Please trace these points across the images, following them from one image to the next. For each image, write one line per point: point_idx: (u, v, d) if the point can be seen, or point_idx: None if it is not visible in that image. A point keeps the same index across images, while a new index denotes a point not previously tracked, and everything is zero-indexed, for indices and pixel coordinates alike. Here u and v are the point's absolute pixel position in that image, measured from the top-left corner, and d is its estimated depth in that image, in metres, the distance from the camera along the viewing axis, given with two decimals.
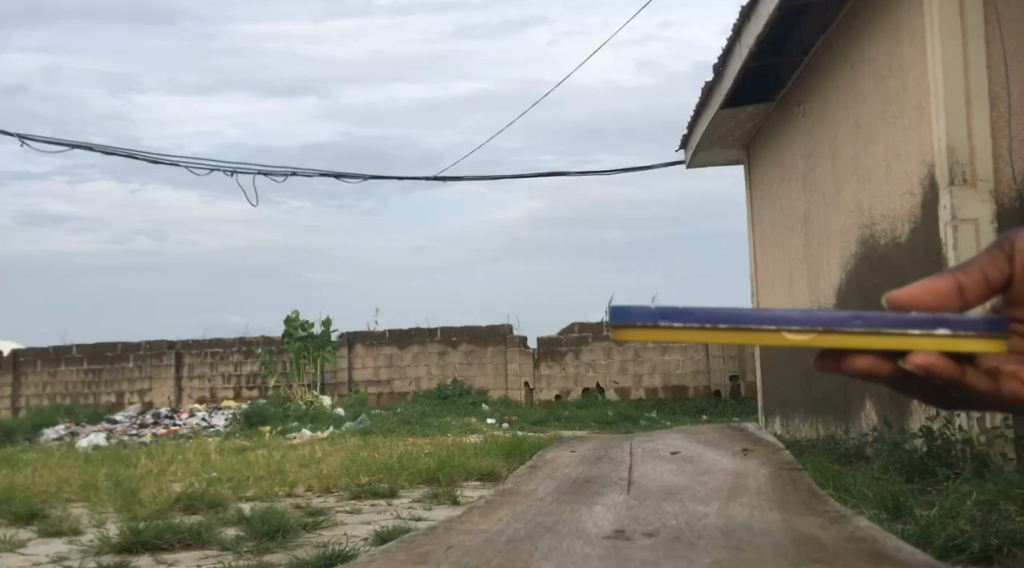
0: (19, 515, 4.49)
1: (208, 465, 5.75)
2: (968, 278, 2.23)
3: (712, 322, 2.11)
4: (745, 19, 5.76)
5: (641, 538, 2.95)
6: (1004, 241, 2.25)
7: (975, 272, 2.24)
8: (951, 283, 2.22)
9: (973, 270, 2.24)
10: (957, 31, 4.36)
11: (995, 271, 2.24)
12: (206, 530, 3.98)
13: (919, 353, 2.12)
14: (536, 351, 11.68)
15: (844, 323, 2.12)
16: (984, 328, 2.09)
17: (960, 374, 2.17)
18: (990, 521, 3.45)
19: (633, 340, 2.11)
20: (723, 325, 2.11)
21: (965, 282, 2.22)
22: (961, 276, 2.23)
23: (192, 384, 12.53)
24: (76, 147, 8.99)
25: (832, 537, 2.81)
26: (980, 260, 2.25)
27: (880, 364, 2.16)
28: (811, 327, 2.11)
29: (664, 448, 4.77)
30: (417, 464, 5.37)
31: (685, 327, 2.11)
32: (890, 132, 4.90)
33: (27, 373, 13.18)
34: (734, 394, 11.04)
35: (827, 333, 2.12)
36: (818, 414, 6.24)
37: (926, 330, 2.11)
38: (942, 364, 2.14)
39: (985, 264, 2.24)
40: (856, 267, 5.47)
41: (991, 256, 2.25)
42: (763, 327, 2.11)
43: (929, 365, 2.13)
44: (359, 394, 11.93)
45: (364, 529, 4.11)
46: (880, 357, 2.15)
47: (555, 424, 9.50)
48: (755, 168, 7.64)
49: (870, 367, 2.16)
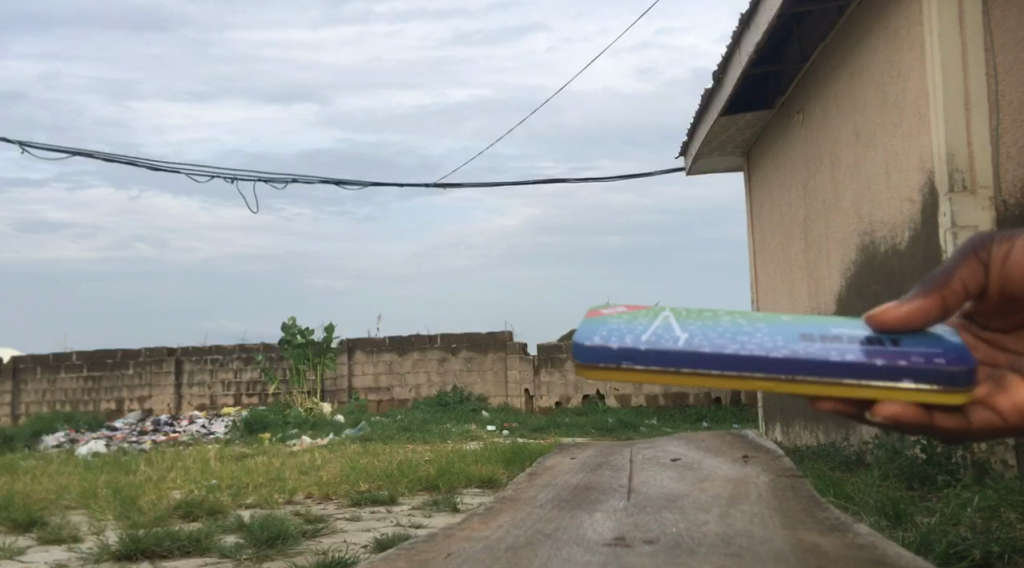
0: (18, 522, 4.48)
1: (207, 472, 5.73)
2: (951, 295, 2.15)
3: (672, 365, 2.02)
4: (743, 24, 5.75)
5: (641, 546, 2.94)
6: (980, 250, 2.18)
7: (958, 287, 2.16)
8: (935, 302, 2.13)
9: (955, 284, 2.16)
10: (956, 39, 4.36)
11: (974, 283, 2.17)
12: (206, 536, 3.98)
13: (886, 405, 2.05)
14: (536, 358, 11.70)
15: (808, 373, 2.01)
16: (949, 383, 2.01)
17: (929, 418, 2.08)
18: (991, 529, 3.45)
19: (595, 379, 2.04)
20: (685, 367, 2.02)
21: (947, 300, 2.15)
22: (943, 293, 2.15)
23: (192, 391, 12.53)
24: (77, 154, 9.01)
25: (833, 544, 2.80)
26: (959, 273, 2.17)
27: (846, 409, 2.07)
28: (774, 373, 2.02)
29: (664, 455, 4.76)
30: (416, 471, 5.37)
31: (647, 368, 2.02)
32: (890, 140, 4.90)
33: (26, 380, 13.13)
34: (734, 401, 11.05)
35: (792, 382, 2.01)
36: (818, 421, 6.25)
37: (889, 382, 2.01)
38: (915, 416, 2.05)
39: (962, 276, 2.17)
40: (856, 274, 5.47)
41: (968, 268, 2.17)
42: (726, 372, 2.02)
43: (897, 415, 2.05)
44: (359, 401, 11.92)
45: (364, 536, 4.12)
46: (843, 403, 2.06)
47: (555, 431, 9.51)
48: (755, 174, 7.64)
49: (834, 410, 2.07)
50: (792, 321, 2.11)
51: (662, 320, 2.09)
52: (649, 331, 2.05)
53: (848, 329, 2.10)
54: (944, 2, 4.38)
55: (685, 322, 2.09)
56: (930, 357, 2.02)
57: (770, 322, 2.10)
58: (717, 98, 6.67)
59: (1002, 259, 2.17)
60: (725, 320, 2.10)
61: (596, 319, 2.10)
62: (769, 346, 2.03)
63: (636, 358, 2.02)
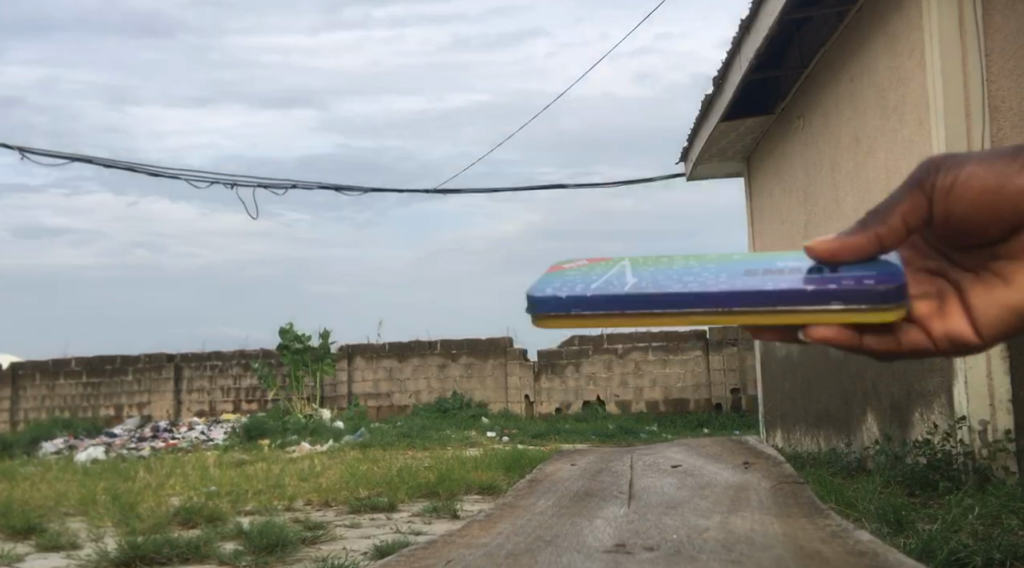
0: (17, 528, 4.47)
1: (207, 478, 5.70)
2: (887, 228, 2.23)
3: (619, 309, 2.04)
4: (743, 30, 5.74)
5: (641, 552, 2.93)
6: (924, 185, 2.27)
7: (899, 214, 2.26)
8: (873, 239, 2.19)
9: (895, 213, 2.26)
10: (957, 46, 4.36)
11: (913, 216, 2.26)
12: (205, 544, 3.95)
13: (818, 328, 2.11)
14: (536, 364, 11.67)
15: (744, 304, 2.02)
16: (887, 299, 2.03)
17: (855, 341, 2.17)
18: (992, 536, 3.44)
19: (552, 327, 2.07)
20: (630, 312, 2.04)
21: (884, 236, 2.21)
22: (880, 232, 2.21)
23: (192, 397, 12.53)
24: (76, 161, 9.00)
25: (834, 550, 2.79)
26: (898, 208, 2.26)
27: (784, 334, 2.14)
28: (711, 308, 2.02)
29: (664, 461, 4.75)
30: (417, 477, 5.35)
31: (592, 314, 2.04)
32: (890, 145, 4.89)
33: (26, 386, 13.09)
34: (734, 407, 10.99)
35: (729, 314, 2.03)
36: (818, 426, 6.25)
37: (819, 308, 2.03)
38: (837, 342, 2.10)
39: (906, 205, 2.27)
40: None
41: (909, 202, 2.27)
42: (670, 313, 2.03)
43: (827, 337, 2.12)
44: (359, 407, 11.90)
45: (364, 542, 4.10)
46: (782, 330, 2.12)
47: (556, 437, 9.49)
48: (755, 180, 7.63)
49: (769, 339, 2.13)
50: (740, 261, 2.12)
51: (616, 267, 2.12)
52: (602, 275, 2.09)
53: (794, 266, 2.11)
54: (944, 7, 4.38)
55: (637, 268, 2.11)
56: (873, 281, 2.04)
57: (724, 263, 2.12)
58: (717, 104, 6.67)
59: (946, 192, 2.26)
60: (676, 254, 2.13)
61: (554, 269, 2.14)
62: (710, 277, 2.06)
63: (586, 304, 2.05)
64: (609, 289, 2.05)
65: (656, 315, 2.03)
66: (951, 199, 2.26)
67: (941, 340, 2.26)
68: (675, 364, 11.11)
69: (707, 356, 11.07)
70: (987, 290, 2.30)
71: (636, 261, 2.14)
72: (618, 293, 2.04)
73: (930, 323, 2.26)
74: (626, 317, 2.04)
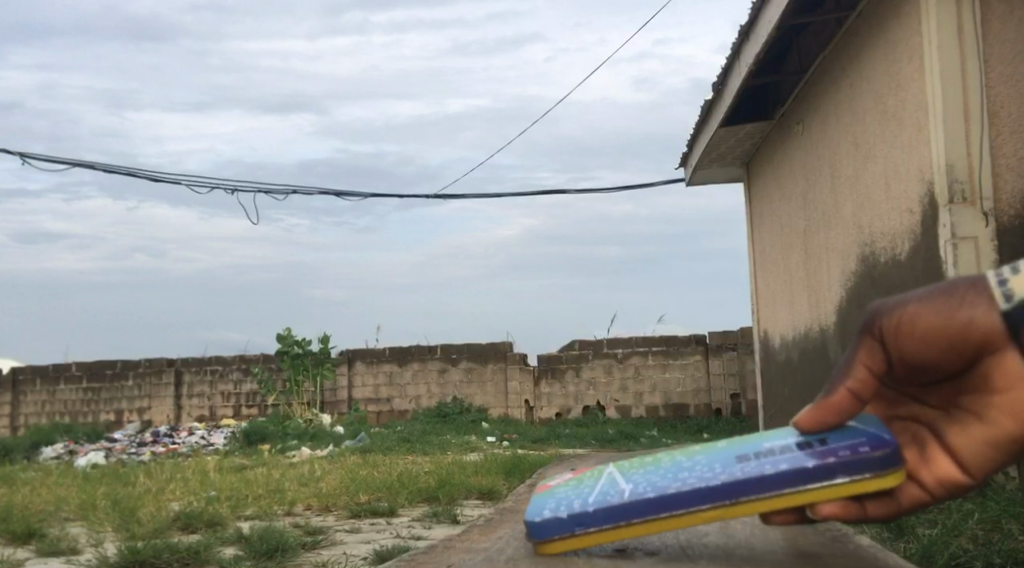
0: (17, 534, 4.47)
1: (206, 484, 5.70)
2: (851, 386, 2.30)
3: (630, 518, 2.63)
4: (743, 36, 5.74)
5: (641, 556, 2.92)
6: (876, 331, 2.25)
7: (858, 365, 2.28)
8: (844, 394, 2.31)
9: (853, 365, 2.28)
10: (956, 51, 4.36)
11: (875, 364, 2.26)
12: (205, 549, 3.96)
13: (824, 503, 2.45)
14: (536, 369, 11.67)
15: (747, 493, 2.51)
16: (848, 470, 2.42)
17: (863, 509, 2.43)
18: (992, 541, 3.45)
19: (555, 547, 2.77)
20: (636, 519, 2.62)
21: (854, 388, 2.30)
22: (849, 382, 2.30)
23: (192, 402, 12.53)
24: (77, 167, 9.01)
25: (833, 557, 2.80)
26: (858, 356, 2.27)
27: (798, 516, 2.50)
28: (717, 502, 2.54)
29: None
30: (417, 482, 5.35)
31: (600, 530, 2.67)
32: (890, 150, 4.89)
33: (26, 392, 13.10)
34: (734, 412, 10.96)
35: (733, 505, 2.52)
36: None
37: (822, 483, 2.44)
38: (848, 511, 2.44)
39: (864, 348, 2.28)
40: (856, 284, 5.43)
41: (867, 348, 2.27)
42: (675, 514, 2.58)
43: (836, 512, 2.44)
44: (359, 412, 11.90)
45: (364, 548, 4.10)
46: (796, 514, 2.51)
47: (556, 442, 9.51)
48: (755, 185, 7.62)
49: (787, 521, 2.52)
50: (730, 451, 2.60)
51: (607, 483, 2.72)
52: (589, 492, 2.72)
53: (784, 445, 2.53)
54: (943, 12, 4.38)
55: (628, 478, 2.69)
56: (838, 455, 2.42)
57: (708, 457, 2.61)
58: (717, 108, 6.66)
59: (896, 339, 2.23)
60: (658, 463, 2.67)
61: (553, 493, 2.80)
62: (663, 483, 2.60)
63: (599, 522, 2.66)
64: (608, 501, 2.67)
65: (618, 528, 2.65)
66: (898, 344, 2.22)
67: (934, 487, 2.37)
68: (675, 369, 11.10)
69: (707, 361, 11.07)
70: (964, 429, 2.31)
71: (626, 473, 2.72)
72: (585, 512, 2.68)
73: (917, 474, 2.39)
74: (633, 524, 2.63)
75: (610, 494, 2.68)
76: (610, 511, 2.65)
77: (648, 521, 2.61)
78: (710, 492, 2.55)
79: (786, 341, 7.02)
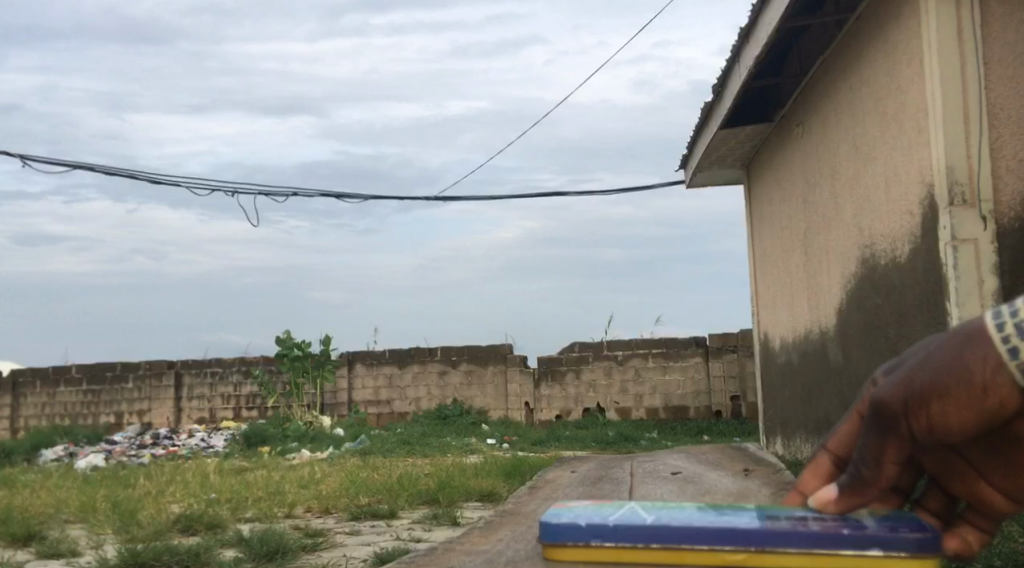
0: (16, 536, 4.47)
1: (207, 486, 5.69)
2: (882, 483, 2.31)
3: (647, 541, 2.42)
4: (742, 38, 5.74)
5: None
6: (900, 427, 2.25)
7: (887, 464, 2.28)
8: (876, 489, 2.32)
9: (882, 464, 2.28)
10: (956, 54, 4.37)
11: (901, 456, 2.27)
12: (205, 551, 3.96)
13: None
14: (536, 371, 11.66)
15: (779, 544, 2.37)
16: (884, 546, 2.34)
17: None
18: (992, 542, 3.47)
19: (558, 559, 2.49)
20: (654, 545, 2.42)
21: (886, 482, 2.30)
22: (881, 480, 2.30)
23: (192, 405, 12.53)
24: (77, 168, 9.01)
25: None
26: (884, 453, 2.28)
27: None
28: (744, 546, 2.39)
29: (664, 469, 4.74)
30: (417, 485, 5.35)
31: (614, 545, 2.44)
32: (891, 153, 4.89)
33: (26, 394, 13.11)
34: (734, 415, 10.95)
35: (759, 554, 2.38)
36: (818, 434, 6.25)
37: (857, 550, 2.35)
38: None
39: (887, 443, 2.28)
40: (856, 287, 5.43)
41: (894, 446, 2.26)
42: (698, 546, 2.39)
43: None
44: (359, 414, 11.89)
45: (364, 550, 4.10)
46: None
47: (556, 444, 9.51)
48: (755, 188, 7.62)
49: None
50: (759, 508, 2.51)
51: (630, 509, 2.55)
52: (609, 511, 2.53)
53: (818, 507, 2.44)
54: (943, 15, 4.38)
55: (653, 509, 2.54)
56: (876, 529, 2.35)
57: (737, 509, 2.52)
58: (716, 111, 6.66)
59: (925, 429, 2.23)
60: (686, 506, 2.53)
61: (569, 505, 2.60)
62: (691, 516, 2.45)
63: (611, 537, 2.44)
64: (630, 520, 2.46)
65: (632, 549, 2.43)
66: (924, 434, 2.23)
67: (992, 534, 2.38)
68: (675, 371, 11.10)
69: (706, 363, 11.06)
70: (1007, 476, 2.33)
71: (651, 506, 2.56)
72: (603, 523, 2.46)
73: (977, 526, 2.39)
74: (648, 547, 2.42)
75: (633, 515, 2.50)
76: (630, 527, 2.44)
77: (665, 548, 2.41)
78: (739, 534, 2.39)
79: (786, 343, 7.02)
